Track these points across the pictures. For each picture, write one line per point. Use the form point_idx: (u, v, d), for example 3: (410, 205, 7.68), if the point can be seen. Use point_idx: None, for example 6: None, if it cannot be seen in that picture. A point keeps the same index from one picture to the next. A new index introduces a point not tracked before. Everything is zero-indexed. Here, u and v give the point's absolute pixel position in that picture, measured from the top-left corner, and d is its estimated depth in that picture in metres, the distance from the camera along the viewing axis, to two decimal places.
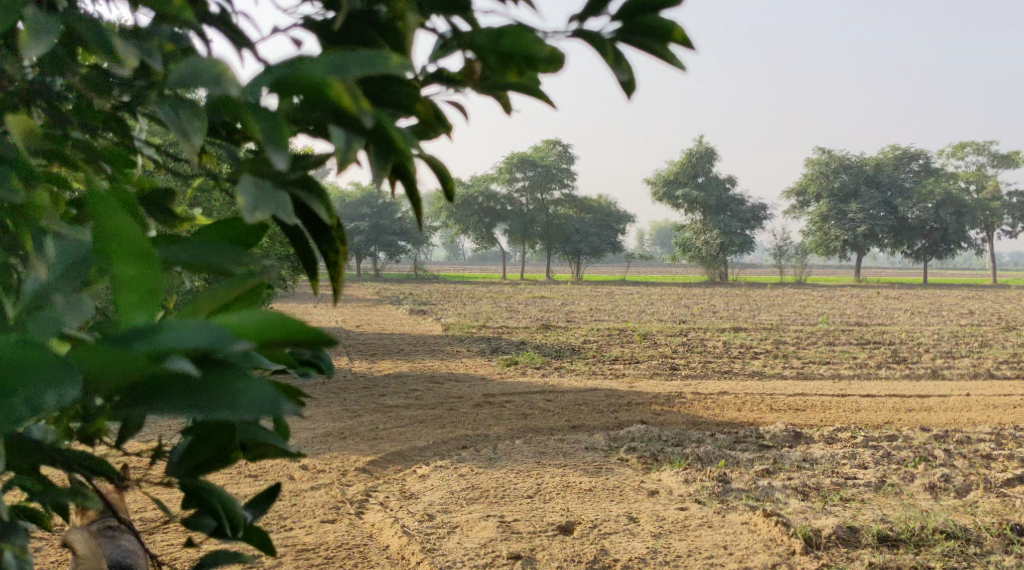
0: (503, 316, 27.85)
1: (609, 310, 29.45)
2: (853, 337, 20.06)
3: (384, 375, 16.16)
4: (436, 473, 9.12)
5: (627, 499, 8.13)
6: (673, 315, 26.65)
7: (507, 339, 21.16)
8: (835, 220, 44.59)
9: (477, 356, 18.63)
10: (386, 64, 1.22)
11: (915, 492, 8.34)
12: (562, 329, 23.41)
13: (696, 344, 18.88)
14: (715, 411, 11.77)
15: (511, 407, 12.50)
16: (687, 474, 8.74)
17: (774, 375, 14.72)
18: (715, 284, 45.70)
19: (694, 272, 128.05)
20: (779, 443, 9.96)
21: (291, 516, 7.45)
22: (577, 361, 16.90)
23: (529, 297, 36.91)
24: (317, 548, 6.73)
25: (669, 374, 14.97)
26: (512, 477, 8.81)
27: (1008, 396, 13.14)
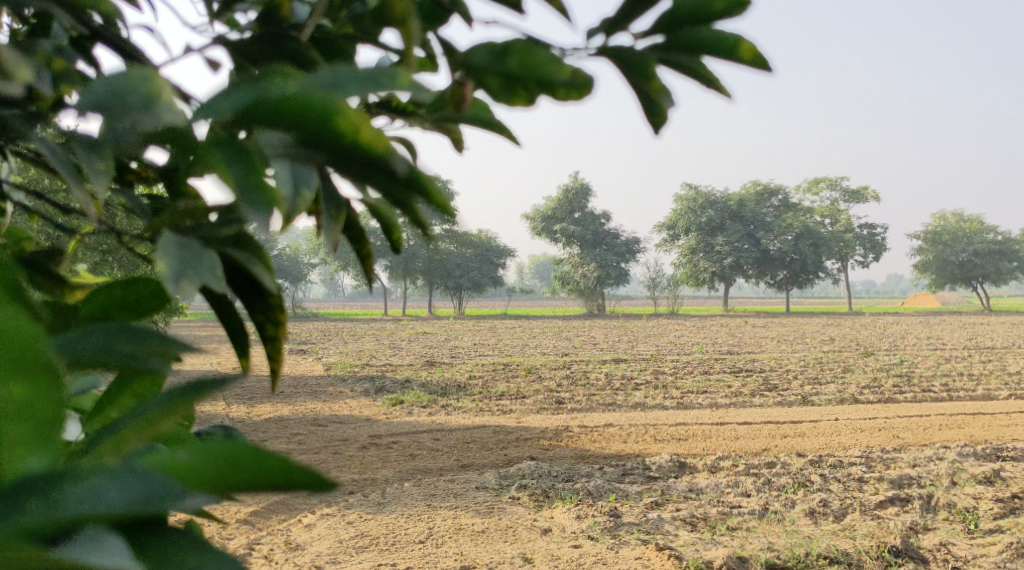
0: (385, 353, 27.63)
1: (491, 345, 29.49)
2: (728, 366, 20.52)
3: (265, 420, 15.79)
4: (324, 521, 9.12)
5: (519, 538, 8.14)
6: (555, 348, 26.82)
7: (390, 378, 20.96)
8: (705, 251, 45.84)
9: (361, 396, 18.37)
10: (391, 87, 1.00)
11: (797, 518, 8.53)
12: (446, 366, 23.28)
13: (578, 376, 19.03)
14: (602, 444, 11.85)
15: (398, 448, 12.34)
16: (578, 509, 8.76)
17: (656, 406, 14.92)
18: (593, 316, 46.39)
19: (572, 304, 129.70)
20: (665, 474, 10.08)
21: None
22: (462, 398, 16.83)
23: (411, 333, 36.79)
24: None
25: (555, 408, 14.99)
26: (403, 522, 8.79)
27: (874, 419, 13.64)
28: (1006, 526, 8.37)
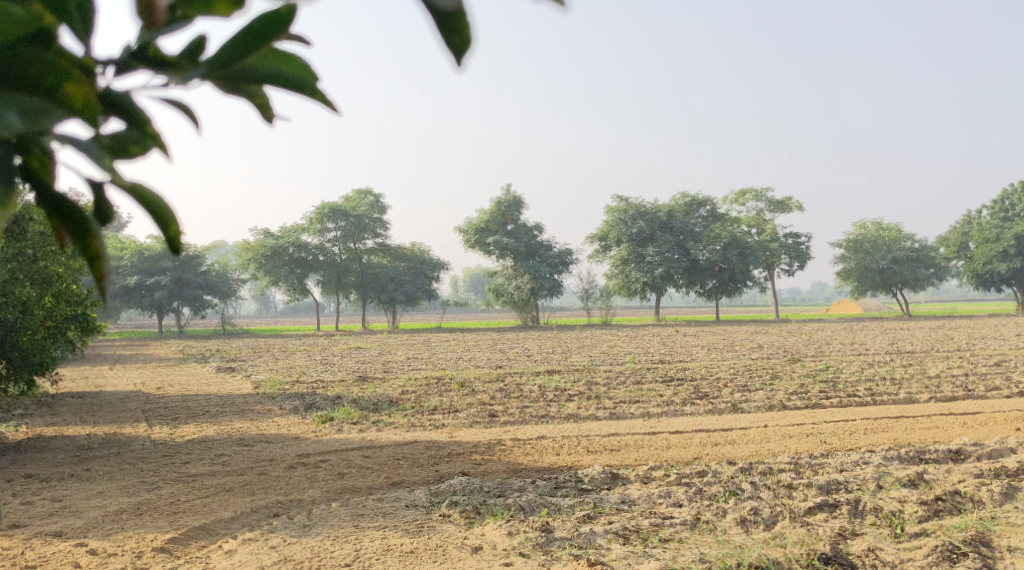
0: (317, 369, 27.29)
1: (425, 359, 29.29)
2: (661, 374, 20.59)
3: (191, 442, 15.52)
4: (245, 547, 9.24)
5: (448, 559, 8.14)
6: (489, 361, 26.72)
7: (322, 394, 20.70)
8: (637, 262, 46.11)
9: (291, 414, 18.12)
10: None
11: (728, 527, 8.56)
12: (379, 381, 23.09)
13: (512, 389, 18.94)
14: (535, 456, 11.80)
15: (327, 468, 12.21)
16: (510, 525, 8.70)
17: (589, 416, 14.93)
18: (527, 327, 46.40)
19: (506, 315, 129.93)
20: (597, 486, 10.06)
21: None
22: (394, 413, 16.66)
23: (345, 349, 36.48)
24: None
25: (487, 421, 14.92)
26: (329, 545, 8.77)
27: (802, 426, 13.77)
28: (931, 530, 8.50)
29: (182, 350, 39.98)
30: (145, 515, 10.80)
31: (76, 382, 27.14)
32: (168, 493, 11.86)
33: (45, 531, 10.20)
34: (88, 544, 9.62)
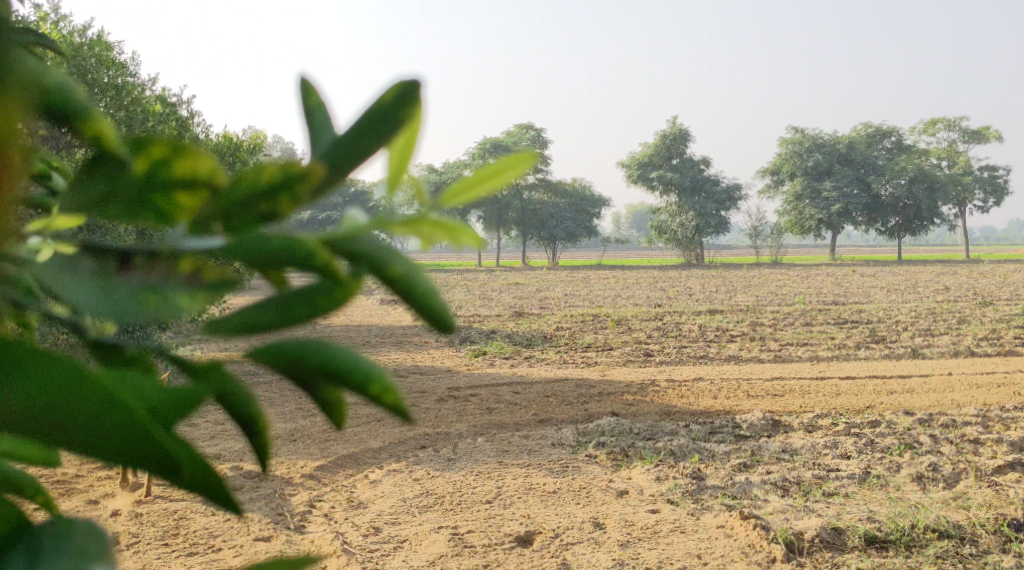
0: (475, 305, 27.28)
1: (583, 295, 28.98)
2: (832, 317, 19.43)
3: None
4: (388, 478, 8.98)
5: (593, 501, 7.60)
6: (649, 299, 26.08)
7: (478, 329, 20.57)
8: (811, 198, 43.98)
9: (446, 348, 18.03)
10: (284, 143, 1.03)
11: (903, 484, 7.70)
12: (534, 317, 22.90)
13: (671, 328, 18.23)
14: (690, 399, 11.15)
15: (476, 402, 11.95)
16: (658, 471, 8.11)
17: (751, 359, 14.10)
18: (691, 266, 45.20)
19: (671, 255, 128.08)
20: (757, 433, 9.32)
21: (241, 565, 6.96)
22: (548, 350, 16.28)
23: (505, 284, 36.64)
24: None
25: (642, 361, 14.34)
26: (471, 480, 8.42)
27: (991, 375, 12.53)
28: None
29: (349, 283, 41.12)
30: (298, 442, 10.80)
31: None
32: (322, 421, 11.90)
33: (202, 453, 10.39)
34: (240, 470, 9.69)
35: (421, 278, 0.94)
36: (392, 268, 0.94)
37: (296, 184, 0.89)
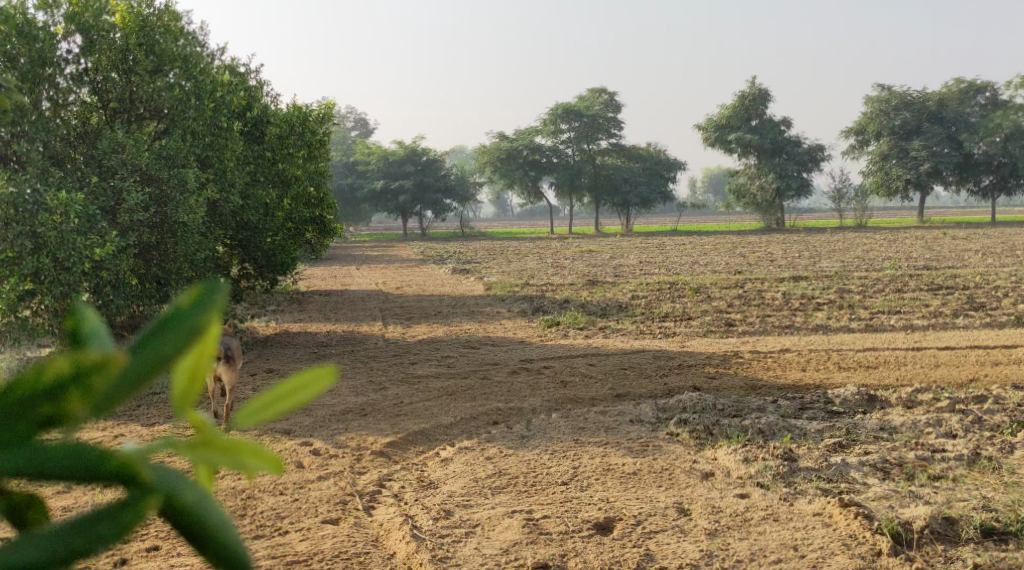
0: (548, 273, 26.82)
1: (659, 262, 28.39)
2: (924, 283, 18.53)
3: (420, 344, 15.35)
4: (460, 456, 8.59)
5: (676, 484, 7.15)
6: (727, 266, 25.38)
7: (551, 298, 20.15)
8: (898, 158, 42.38)
9: (519, 319, 17.67)
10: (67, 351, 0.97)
11: (1018, 466, 7.08)
12: (608, 286, 22.44)
13: (753, 296, 17.57)
14: (777, 371, 10.59)
15: (551, 375, 11.54)
16: (746, 451, 7.60)
17: (840, 328, 13.42)
18: (771, 232, 44.08)
19: (747, 219, 126.09)
20: (851, 409, 8.74)
21: (307, 555, 6.67)
22: (625, 319, 15.79)
23: (577, 252, 36.15)
24: (311, 559, 6.57)
25: (724, 331, 13.76)
26: (545, 460, 8.00)
27: None
28: None
29: (421, 251, 41.00)
30: (369, 417, 10.51)
31: (321, 280, 28.25)
32: (393, 394, 11.61)
33: (274, 428, 10.18)
34: (310, 445, 9.47)
35: (214, 510, 0.94)
36: (178, 497, 0.92)
37: (90, 376, 0.87)
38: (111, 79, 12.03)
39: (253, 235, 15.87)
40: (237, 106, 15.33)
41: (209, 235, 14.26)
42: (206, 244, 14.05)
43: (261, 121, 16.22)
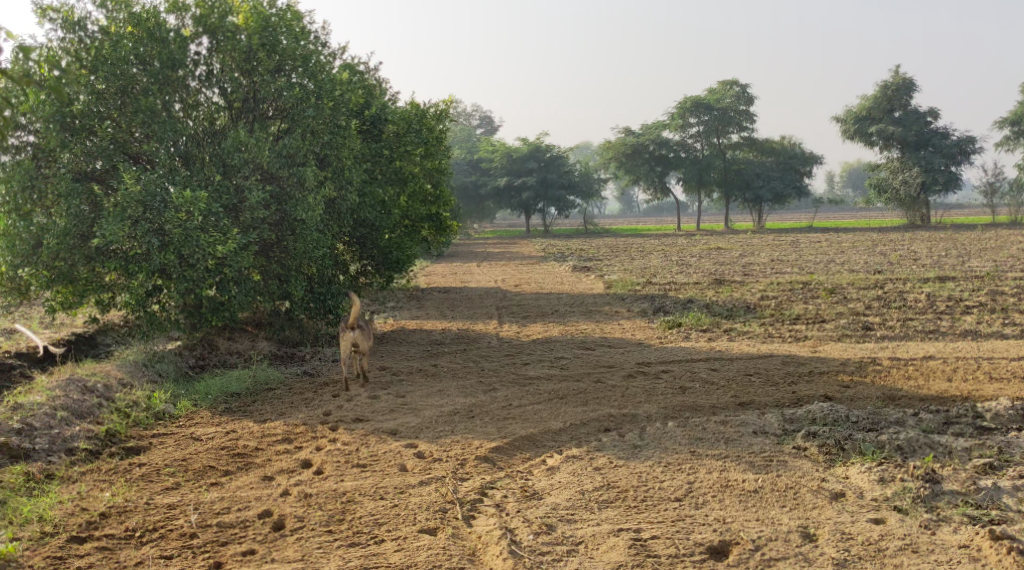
0: (672, 272, 26.15)
1: (792, 261, 27.36)
2: None
3: (535, 344, 14.99)
4: (567, 466, 8.09)
5: (801, 505, 6.75)
6: (867, 265, 24.18)
7: (674, 298, 19.52)
8: None
9: (639, 319, 17.11)
10: None
11: None
12: (736, 286, 21.64)
13: (894, 298, 16.54)
14: (920, 381, 9.76)
15: (669, 379, 11.03)
16: (882, 471, 7.06)
17: (991, 334, 12.40)
18: (914, 229, 42.07)
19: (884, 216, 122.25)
20: (1003, 426, 7.92)
21: None
22: (752, 321, 15.04)
23: (704, 250, 35.24)
24: None
25: (860, 335, 12.86)
26: (657, 473, 7.48)
27: None
28: None
29: (544, 248, 40.72)
30: (477, 419, 10.12)
31: (441, 276, 28.20)
32: (503, 396, 11.20)
33: (381, 428, 9.85)
34: (415, 446, 9.12)
35: None
36: None
37: None
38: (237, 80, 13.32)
39: (370, 233, 15.83)
40: (355, 105, 15.25)
41: (326, 232, 14.09)
42: (324, 241, 13.83)
43: (381, 119, 16.01)
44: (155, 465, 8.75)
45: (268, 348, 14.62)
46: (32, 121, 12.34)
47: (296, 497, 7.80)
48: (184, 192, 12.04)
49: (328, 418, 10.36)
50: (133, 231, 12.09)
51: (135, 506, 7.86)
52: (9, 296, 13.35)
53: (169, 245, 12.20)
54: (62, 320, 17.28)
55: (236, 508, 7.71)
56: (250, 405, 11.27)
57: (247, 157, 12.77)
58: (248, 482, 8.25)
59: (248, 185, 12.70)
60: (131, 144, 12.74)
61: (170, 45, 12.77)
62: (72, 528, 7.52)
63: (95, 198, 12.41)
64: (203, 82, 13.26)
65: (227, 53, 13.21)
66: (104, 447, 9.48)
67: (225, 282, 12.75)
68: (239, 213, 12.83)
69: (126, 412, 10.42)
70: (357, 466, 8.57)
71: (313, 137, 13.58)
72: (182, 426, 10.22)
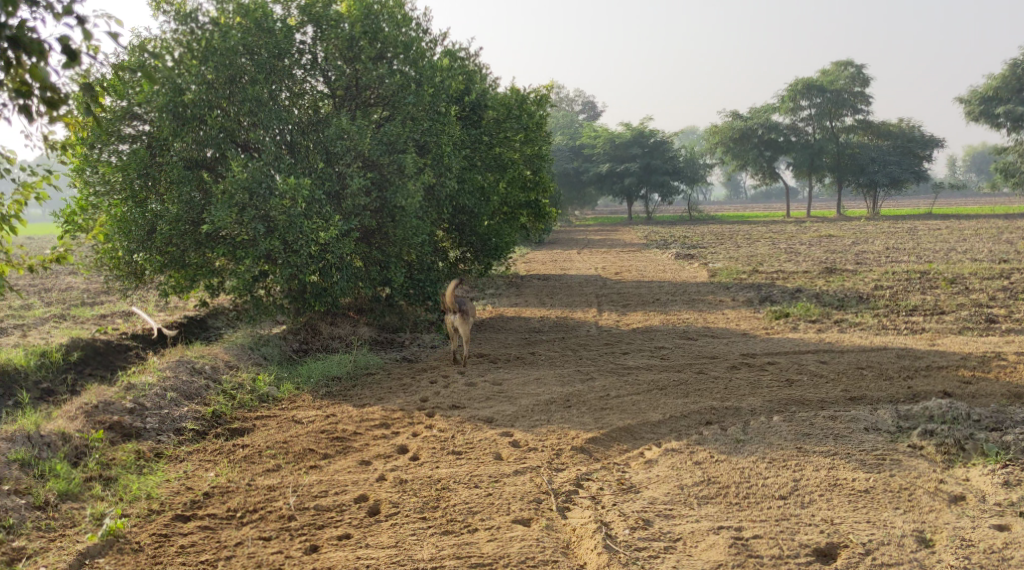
0: (780, 261, 25.68)
1: (907, 251, 26.55)
2: None
3: (635, 333, 14.81)
4: (665, 459, 7.86)
5: (916, 508, 6.47)
6: (989, 253, 23.26)
7: (781, 289, 19.12)
8: None
9: (744, 310, 16.76)
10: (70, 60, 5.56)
11: None
12: (848, 277, 21.00)
13: (1019, 289, 15.81)
14: None
15: (774, 373, 10.90)
16: (1006, 475, 6.77)
17: None
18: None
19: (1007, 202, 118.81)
20: None
21: None
22: (866, 314, 14.54)
23: (814, 237, 34.41)
24: None
25: (982, 329, 12.30)
26: (761, 470, 7.25)
27: None
28: None
29: (646, 236, 40.23)
30: (574, 409, 9.94)
31: (541, 263, 28.04)
32: (601, 386, 11.01)
33: (477, 416, 9.74)
34: (511, 435, 8.96)
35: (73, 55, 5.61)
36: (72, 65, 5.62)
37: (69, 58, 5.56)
38: (340, 69, 13.32)
39: (469, 219, 15.75)
40: (455, 91, 15.18)
41: (426, 219, 14.05)
42: (424, 228, 13.78)
43: (481, 105, 15.89)
44: (257, 446, 8.72)
45: (369, 334, 14.67)
46: (146, 110, 12.76)
47: (392, 483, 7.66)
48: (288, 178, 12.16)
49: (426, 405, 10.29)
50: (240, 217, 12.31)
51: (238, 487, 7.77)
52: (126, 279, 13.77)
53: (274, 231, 12.41)
54: (174, 304, 17.66)
55: (334, 491, 7.55)
56: (351, 389, 11.29)
57: (349, 145, 12.81)
58: (345, 466, 8.18)
59: (350, 172, 12.75)
60: (239, 133, 12.86)
61: (276, 34, 12.75)
62: (177, 507, 7.47)
63: (206, 185, 12.74)
64: (308, 70, 13.27)
65: (330, 42, 13.22)
66: (211, 428, 9.57)
67: (328, 268, 12.84)
68: (341, 201, 12.92)
69: (231, 394, 10.52)
70: (453, 453, 8.45)
71: (414, 124, 13.53)
72: (285, 409, 10.26)
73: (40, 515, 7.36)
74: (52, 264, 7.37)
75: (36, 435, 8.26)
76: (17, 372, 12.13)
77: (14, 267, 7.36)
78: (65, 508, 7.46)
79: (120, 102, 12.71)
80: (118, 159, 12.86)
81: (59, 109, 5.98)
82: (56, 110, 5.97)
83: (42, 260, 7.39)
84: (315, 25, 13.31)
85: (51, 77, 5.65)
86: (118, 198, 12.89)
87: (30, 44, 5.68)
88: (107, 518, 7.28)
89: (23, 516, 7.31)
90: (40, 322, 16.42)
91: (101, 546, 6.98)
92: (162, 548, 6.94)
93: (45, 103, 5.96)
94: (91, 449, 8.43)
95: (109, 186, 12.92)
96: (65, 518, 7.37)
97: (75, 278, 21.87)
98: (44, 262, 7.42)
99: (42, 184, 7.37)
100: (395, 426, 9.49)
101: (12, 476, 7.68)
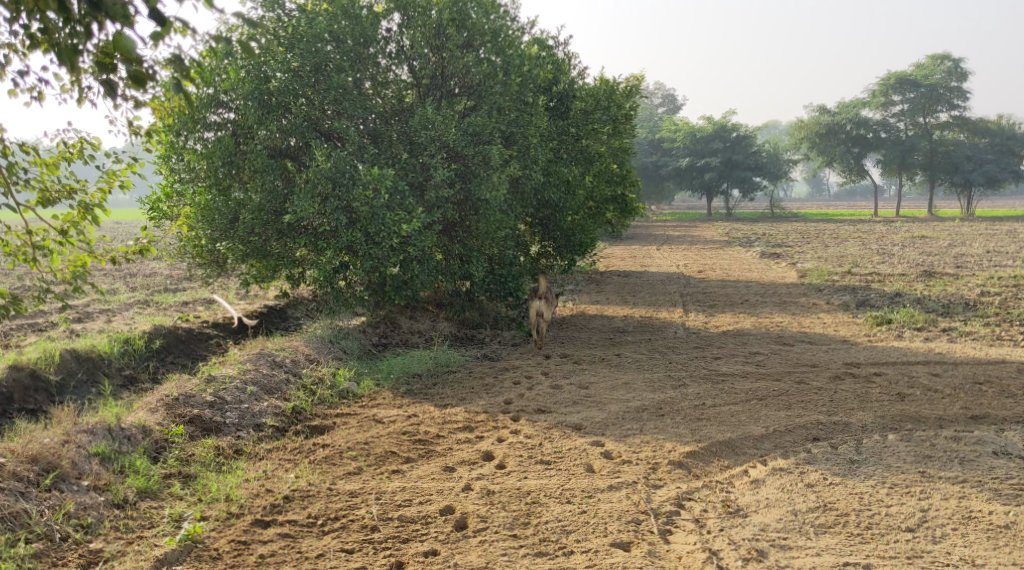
0: (872, 262, 25.04)
1: (1005, 258, 25.82)
2: None
3: (726, 337, 14.35)
4: (772, 480, 7.36)
5: None
6: None
7: (880, 297, 18.56)
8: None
9: (843, 319, 16.24)
10: (161, 24, 5.18)
11: None
12: (947, 285, 20.27)
13: None
14: None
15: (882, 385, 10.92)
16: None
17: None
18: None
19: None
20: None
21: None
22: (972, 341, 13.98)
23: (907, 238, 33.52)
24: None
25: None
26: (883, 494, 7.00)
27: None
28: None
29: (728, 233, 39.24)
30: (668, 417, 9.39)
31: (621, 259, 27.34)
32: (694, 393, 10.45)
33: (565, 421, 9.18)
34: (602, 444, 8.41)
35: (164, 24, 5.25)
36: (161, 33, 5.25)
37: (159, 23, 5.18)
38: (425, 57, 12.90)
39: (553, 214, 15.20)
40: (542, 81, 14.66)
41: (509, 213, 13.59)
42: (507, 222, 13.39)
43: (568, 96, 15.30)
44: (338, 447, 8.19)
45: (449, 329, 14.23)
46: (232, 97, 12.45)
47: (479, 494, 7.16)
48: (373, 168, 11.79)
49: (510, 407, 9.79)
50: (322, 207, 12.00)
51: (319, 491, 7.24)
52: (208, 267, 13.57)
53: (357, 223, 12.06)
54: (254, 293, 17.45)
55: (419, 500, 7.06)
56: (432, 388, 10.85)
57: (434, 136, 12.35)
58: (429, 472, 7.63)
59: (435, 163, 12.30)
60: (324, 122, 12.52)
61: (363, 20, 12.37)
62: (256, 511, 6.95)
63: (289, 175, 12.47)
64: (393, 59, 12.86)
65: (417, 30, 12.75)
66: (291, 425, 9.17)
67: (409, 262, 12.44)
68: (425, 192, 12.53)
69: (312, 389, 10.15)
70: (541, 463, 7.88)
71: (500, 115, 13.08)
72: (366, 406, 9.84)
73: (119, 514, 6.85)
74: (135, 255, 7.02)
75: (118, 428, 7.69)
76: (101, 358, 11.81)
77: (95, 259, 7.00)
78: (143, 507, 6.95)
79: (207, 88, 12.35)
80: (204, 146, 12.56)
81: (145, 85, 5.58)
82: (142, 87, 5.55)
83: (124, 252, 7.02)
84: (402, 12, 12.84)
85: (136, 46, 5.25)
86: (202, 185, 12.76)
87: (113, 9, 5.28)
88: (187, 522, 6.79)
89: (102, 515, 6.82)
90: (122, 307, 16.30)
91: (180, 553, 6.47)
92: (241, 557, 6.44)
93: (132, 79, 5.55)
94: (172, 445, 7.90)
95: (194, 173, 12.75)
96: (144, 518, 6.86)
97: (156, 264, 21.87)
98: (126, 254, 7.06)
99: (127, 172, 7.00)
100: (479, 430, 9.01)
101: (91, 471, 7.13)
